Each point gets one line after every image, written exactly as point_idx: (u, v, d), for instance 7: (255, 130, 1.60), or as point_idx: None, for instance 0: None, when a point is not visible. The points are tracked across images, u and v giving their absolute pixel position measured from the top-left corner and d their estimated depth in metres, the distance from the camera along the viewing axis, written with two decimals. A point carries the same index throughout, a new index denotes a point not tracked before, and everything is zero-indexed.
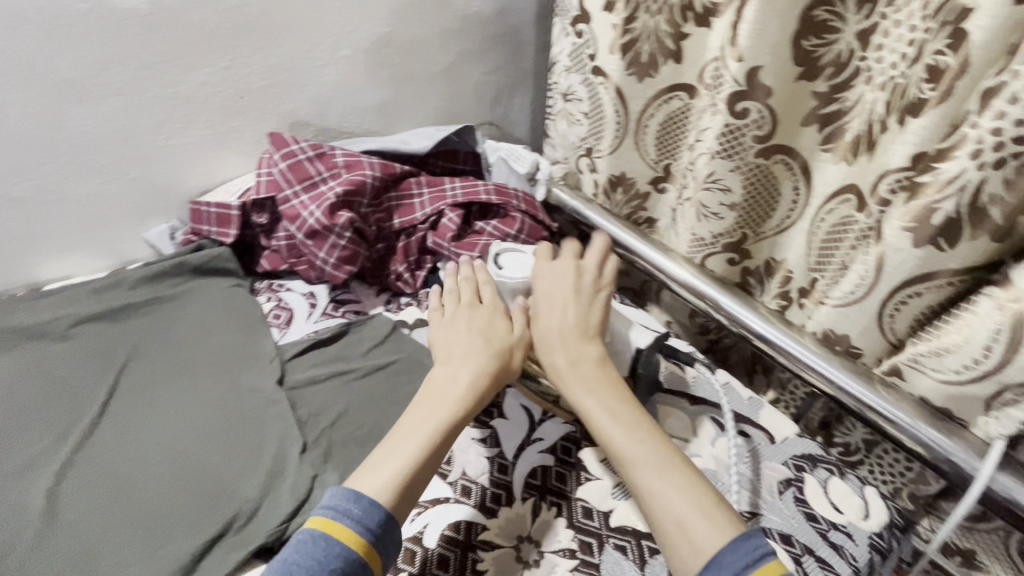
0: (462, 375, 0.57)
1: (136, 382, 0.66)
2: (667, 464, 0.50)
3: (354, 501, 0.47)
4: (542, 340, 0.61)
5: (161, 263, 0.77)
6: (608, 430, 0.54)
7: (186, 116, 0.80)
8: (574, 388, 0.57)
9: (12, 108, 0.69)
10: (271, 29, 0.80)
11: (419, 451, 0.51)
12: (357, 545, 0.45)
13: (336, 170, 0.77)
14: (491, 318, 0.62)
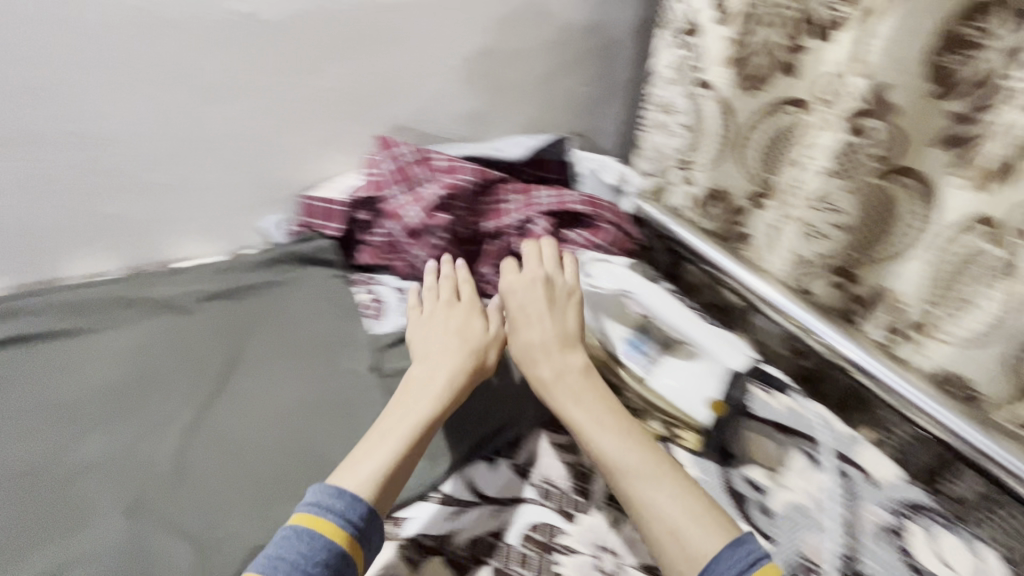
0: (437, 377, 0.59)
1: (253, 357, 0.72)
2: (657, 469, 0.52)
3: (336, 497, 0.49)
4: (518, 346, 0.63)
5: (275, 251, 0.84)
6: (595, 435, 0.55)
7: (306, 117, 0.86)
8: (559, 397, 0.58)
9: (166, 106, 0.78)
10: (388, 40, 0.86)
11: (402, 446, 0.54)
12: (341, 539, 0.47)
13: (436, 174, 0.81)
14: (466, 320, 0.65)
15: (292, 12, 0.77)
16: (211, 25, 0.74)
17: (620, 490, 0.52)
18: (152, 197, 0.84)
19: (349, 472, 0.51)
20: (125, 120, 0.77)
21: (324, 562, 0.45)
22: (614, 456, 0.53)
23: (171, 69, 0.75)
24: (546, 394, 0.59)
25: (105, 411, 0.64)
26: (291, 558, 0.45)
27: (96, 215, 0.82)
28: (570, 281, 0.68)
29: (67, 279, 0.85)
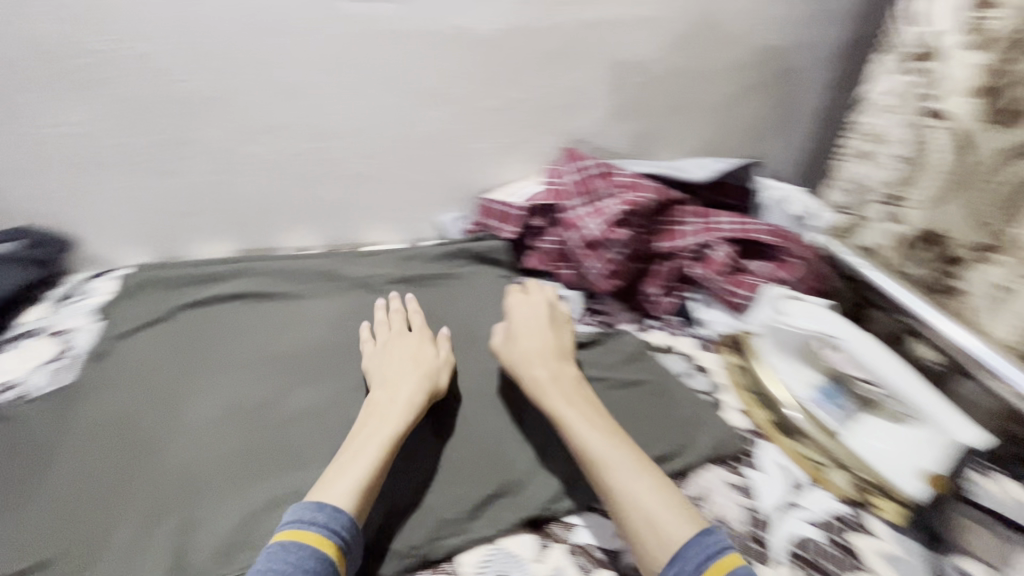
0: (400, 395, 0.62)
1: (431, 339, 0.79)
2: (634, 459, 0.55)
3: (319, 509, 0.50)
4: (517, 358, 0.67)
5: (451, 246, 0.91)
6: (579, 429, 0.58)
7: (496, 124, 0.90)
8: (554, 397, 0.62)
9: (384, 106, 0.83)
10: (583, 55, 0.87)
11: (378, 453, 0.56)
12: (328, 549, 0.48)
13: (618, 189, 0.82)
14: (422, 347, 0.70)
15: (505, 26, 0.80)
16: (434, 36, 0.79)
17: (600, 482, 0.55)
18: (354, 187, 0.91)
19: (334, 479, 0.53)
20: (345, 117, 0.83)
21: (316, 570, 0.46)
22: (598, 448, 0.56)
23: (392, 74, 0.81)
24: (536, 394, 0.63)
25: (311, 366, 0.73)
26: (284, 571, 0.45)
27: (305, 197, 0.90)
28: (565, 313, 0.75)
29: (284, 248, 0.95)
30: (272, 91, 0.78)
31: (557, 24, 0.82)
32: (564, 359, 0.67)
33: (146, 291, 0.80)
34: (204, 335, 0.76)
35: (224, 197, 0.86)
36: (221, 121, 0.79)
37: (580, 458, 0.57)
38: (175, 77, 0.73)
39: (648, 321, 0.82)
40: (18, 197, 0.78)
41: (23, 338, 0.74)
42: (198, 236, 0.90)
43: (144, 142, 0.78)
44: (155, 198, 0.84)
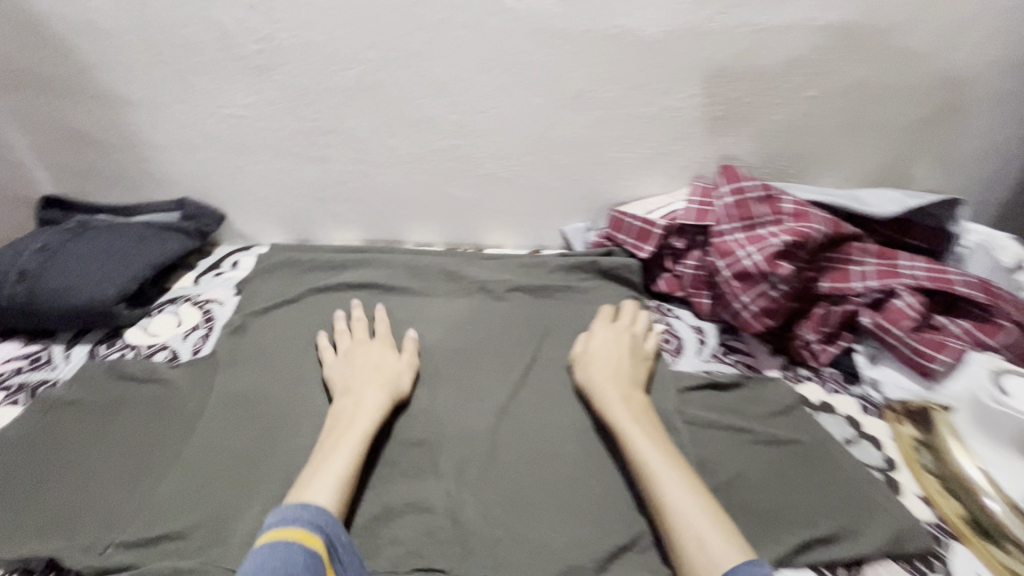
0: (366, 404, 0.61)
1: (556, 354, 0.73)
2: (689, 484, 0.52)
3: (303, 509, 0.49)
4: (584, 370, 0.66)
5: (577, 258, 0.85)
6: (636, 443, 0.57)
7: (642, 133, 0.84)
8: (613, 404, 0.61)
9: (528, 107, 0.80)
10: (753, 63, 0.78)
11: (349, 461, 0.55)
12: (312, 544, 0.46)
13: (781, 217, 0.72)
14: (384, 355, 0.68)
15: (672, 28, 0.74)
16: (594, 36, 0.74)
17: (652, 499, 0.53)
18: (486, 188, 0.88)
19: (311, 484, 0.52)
20: (489, 116, 0.80)
21: (305, 562, 0.44)
22: (653, 464, 0.54)
23: (543, 75, 0.77)
24: (599, 403, 0.62)
25: (435, 369, 0.70)
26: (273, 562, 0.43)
27: (436, 194, 0.89)
28: (653, 348, 0.70)
29: (407, 242, 0.95)
30: (422, 85, 0.77)
31: (729, 27, 0.74)
32: (634, 379, 0.65)
33: (285, 270, 0.82)
34: (322, 321, 0.75)
35: (362, 187, 0.87)
36: (371, 112, 0.79)
37: (634, 471, 0.55)
38: (336, 67, 0.75)
39: (801, 370, 0.72)
40: (185, 172, 0.84)
41: (174, 302, 0.78)
42: (332, 223, 0.92)
43: (298, 128, 0.80)
44: (300, 183, 0.86)
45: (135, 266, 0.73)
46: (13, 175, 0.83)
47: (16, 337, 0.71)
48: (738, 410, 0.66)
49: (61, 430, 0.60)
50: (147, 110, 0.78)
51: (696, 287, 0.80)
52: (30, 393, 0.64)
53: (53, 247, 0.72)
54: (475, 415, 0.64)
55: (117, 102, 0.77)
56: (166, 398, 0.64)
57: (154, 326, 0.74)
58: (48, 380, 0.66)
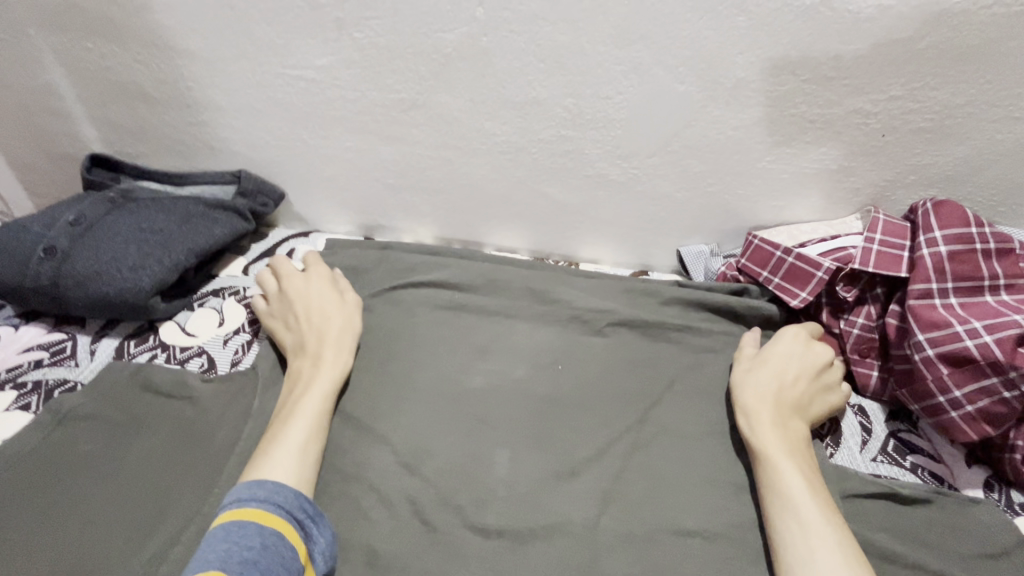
0: (324, 363, 0.55)
1: (676, 423, 0.56)
2: (845, 553, 0.42)
3: (259, 485, 0.44)
4: (745, 376, 0.55)
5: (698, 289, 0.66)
6: (787, 486, 0.46)
7: (809, 142, 0.64)
8: (765, 427, 0.50)
9: (668, 97, 0.62)
10: (995, 59, 0.56)
11: (311, 430, 0.50)
12: (272, 523, 0.42)
13: (1018, 281, 0.52)
14: (326, 296, 0.60)
15: (892, 2, 0.53)
16: (779, 8, 0.54)
17: (789, 556, 0.43)
18: (593, 192, 0.72)
19: (269, 460, 0.47)
20: (614, 104, 0.63)
21: (263, 544, 0.40)
22: (804, 516, 0.44)
23: (697, 56, 0.58)
24: (747, 421, 0.51)
25: (520, 427, 0.55)
26: (222, 551, 0.39)
27: (531, 194, 0.73)
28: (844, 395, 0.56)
29: (487, 244, 0.80)
30: (536, 57, 0.60)
31: (976, 6, 0.53)
32: (806, 407, 0.53)
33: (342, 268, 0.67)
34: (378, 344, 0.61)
35: (444, 177, 0.73)
36: (467, 87, 0.63)
37: (771, 511, 0.46)
38: (433, 26, 0.59)
39: (1014, 494, 0.52)
40: (245, 141, 0.72)
41: (217, 295, 0.66)
42: (404, 215, 0.78)
43: (378, 100, 0.66)
44: (372, 165, 0.72)
45: (176, 252, 0.62)
46: (61, 126, 0.73)
47: (44, 319, 0.62)
48: (932, 543, 0.48)
49: (72, 451, 0.50)
50: (206, 63, 0.65)
51: (860, 353, 0.60)
52: (45, 396, 0.54)
53: (89, 220, 0.61)
54: (572, 502, 0.49)
55: (172, 51, 0.64)
56: (194, 421, 0.53)
57: (192, 323, 0.63)
58: (66, 382, 0.55)
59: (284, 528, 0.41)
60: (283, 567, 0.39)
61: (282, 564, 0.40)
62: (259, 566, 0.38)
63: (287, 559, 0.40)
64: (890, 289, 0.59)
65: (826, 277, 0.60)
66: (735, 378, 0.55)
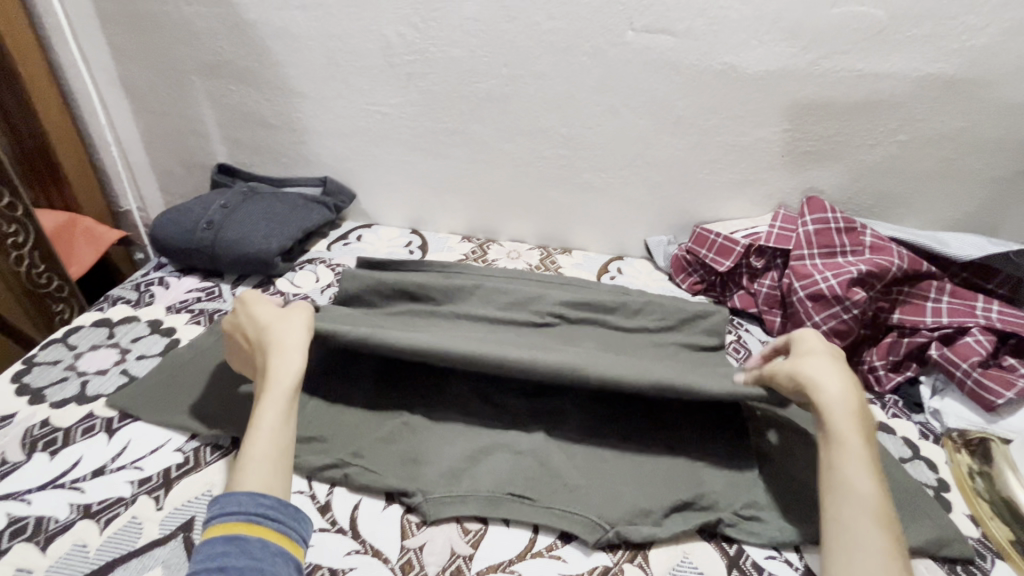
0: (278, 373, 0.57)
1: (639, 341, 0.79)
2: (886, 531, 0.47)
3: (216, 504, 0.48)
4: (821, 370, 0.57)
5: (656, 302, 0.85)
6: (855, 474, 0.50)
7: (733, 160, 0.91)
8: (848, 422, 0.53)
9: (632, 127, 0.89)
10: (848, 105, 0.84)
11: (272, 437, 0.53)
12: (230, 529, 0.47)
13: (860, 248, 0.78)
14: (264, 312, 0.65)
15: (775, 69, 0.82)
16: (702, 71, 0.83)
17: (838, 528, 0.48)
18: (583, 195, 0.99)
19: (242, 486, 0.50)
20: (595, 132, 0.91)
21: (225, 552, 0.45)
22: (871, 503, 0.49)
23: (651, 101, 0.87)
24: (829, 412, 0.54)
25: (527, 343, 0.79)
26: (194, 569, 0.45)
27: (536, 196, 1.00)
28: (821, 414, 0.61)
29: (503, 235, 1.07)
30: (542, 100, 0.88)
31: (830, 72, 0.81)
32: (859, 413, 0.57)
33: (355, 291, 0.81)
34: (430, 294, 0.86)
35: (474, 182, 1.00)
36: (494, 120, 0.92)
37: (835, 485, 0.51)
38: (473, 79, 0.88)
39: (863, 392, 0.77)
40: (332, 155, 1.00)
41: (312, 262, 0.93)
42: (442, 211, 1.05)
43: (431, 128, 0.94)
44: (422, 173, 1.00)
45: (290, 228, 0.89)
46: (198, 144, 1.02)
47: (195, 274, 0.88)
48: None
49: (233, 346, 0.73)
50: (313, 100, 0.94)
51: (768, 306, 0.86)
52: (209, 317, 0.79)
53: (232, 205, 0.89)
54: (565, 381, 0.71)
55: (291, 92, 0.93)
56: None
57: (299, 280, 0.89)
58: (220, 310, 0.81)
59: (242, 531, 0.47)
60: (252, 557, 0.46)
61: (247, 559, 0.45)
62: (225, 569, 0.44)
63: (252, 553, 0.46)
64: (786, 259, 0.85)
65: (742, 250, 0.87)
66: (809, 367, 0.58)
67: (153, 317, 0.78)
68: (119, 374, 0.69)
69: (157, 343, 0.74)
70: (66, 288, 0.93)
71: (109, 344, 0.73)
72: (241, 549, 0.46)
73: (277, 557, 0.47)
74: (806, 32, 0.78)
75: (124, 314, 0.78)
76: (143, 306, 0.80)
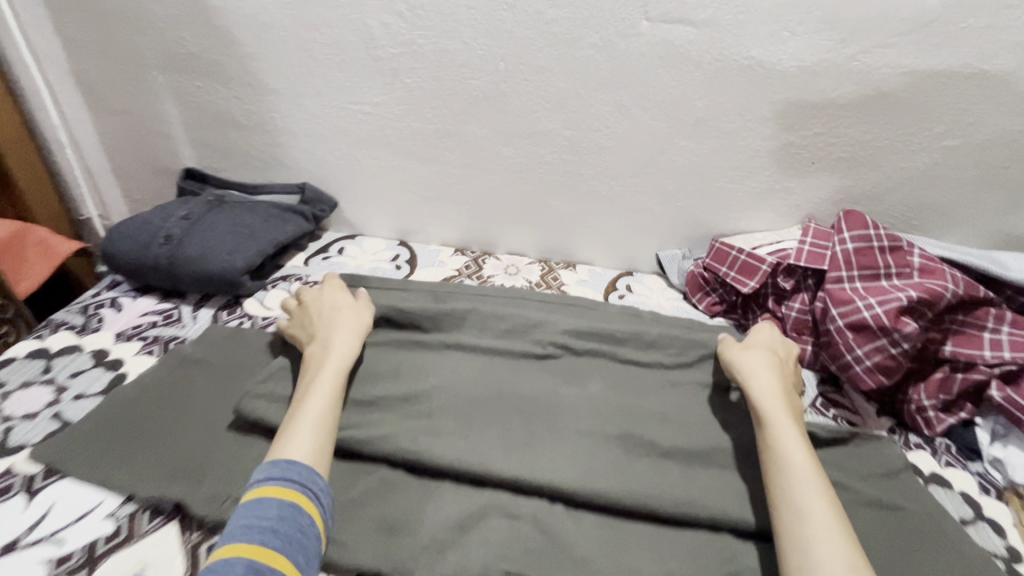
0: (338, 350, 0.62)
1: (652, 376, 0.70)
2: (825, 493, 0.50)
3: (278, 465, 0.49)
4: (755, 366, 0.63)
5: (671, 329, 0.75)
6: (790, 446, 0.54)
7: (758, 167, 0.82)
8: (773, 403, 0.59)
9: (645, 130, 0.80)
10: (890, 106, 0.74)
11: (326, 406, 0.56)
12: (287, 495, 0.47)
13: (907, 269, 0.68)
14: (340, 297, 0.70)
15: (809, 64, 0.72)
16: (725, 67, 0.73)
17: (786, 506, 0.50)
18: (589, 205, 0.89)
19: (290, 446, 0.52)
20: (603, 135, 0.81)
21: (280, 515, 0.45)
22: (804, 469, 0.52)
23: (666, 100, 0.77)
24: (761, 397, 0.60)
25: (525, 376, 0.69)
26: (243, 524, 0.44)
27: (536, 205, 0.90)
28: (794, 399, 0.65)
29: (500, 247, 0.97)
30: (543, 99, 0.79)
31: (871, 68, 0.71)
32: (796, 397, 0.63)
33: None
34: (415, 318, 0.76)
35: (467, 190, 0.90)
36: (490, 121, 0.82)
37: (771, 458, 0.54)
38: (466, 75, 0.78)
39: (911, 436, 0.67)
40: (310, 160, 0.90)
41: (286, 280, 0.83)
42: (432, 221, 0.95)
43: (420, 130, 0.84)
44: (409, 179, 0.90)
45: (260, 242, 0.79)
46: (163, 146, 0.92)
47: (153, 294, 0.78)
48: (843, 466, 0.62)
49: (188, 384, 0.63)
50: (287, 98, 0.84)
51: (798, 332, 0.76)
52: (163, 346, 0.69)
53: (194, 216, 0.79)
54: (569, 424, 0.62)
55: (263, 90, 0.83)
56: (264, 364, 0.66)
57: (270, 300, 0.79)
58: (177, 337, 0.71)
59: (300, 500, 0.47)
60: (301, 532, 0.45)
61: (297, 530, 0.45)
62: (278, 532, 0.44)
63: (303, 526, 0.45)
64: (819, 279, 0.75)
65: (769, 269, 0.76)
66: (744, 366, 0.64)
67: (98, 347, 0.68)
68: (50, 419, 0.59)
69: (100, 379, 0.64)
70: (11, 309, 0.83)
71: (44, 381, 0.63)
72: (293, 518, 0.46)
73: (317, 542, 0.46)
74: (846, 23, 0.68)
75: (65, 343, 0.68)
76: (89, 333, 0.70)
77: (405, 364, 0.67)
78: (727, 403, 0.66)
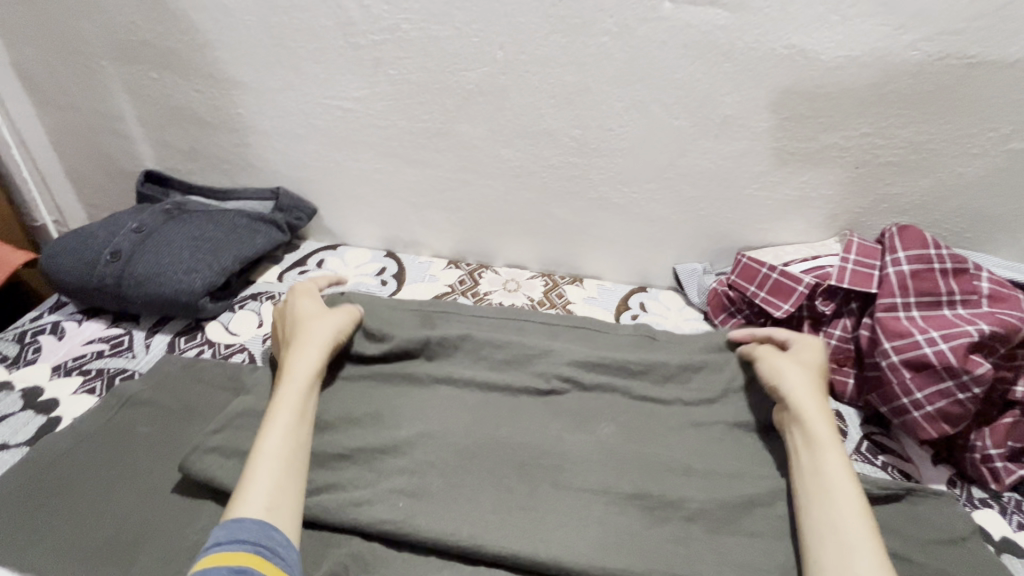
0: (296, 367, 0.54)
1: (672, 417, 0.60)
2: (871, 533, 0.44)
3: (224, 529, 0.41)
4: (797, 378, 0.56)
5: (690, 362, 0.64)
6: (835, 472, 0.48)
7: (792, 172, 0.71)
8: (820, 422, 0.52)
9: (663, 129, 0.69)
10: (950, 103, 0.64)
11: (282, 440, 0.48)
12: (236, 560, 0.39)
13: (973, 296, 0.59)
14: (308, 305, 0.63)
15: (858, 54, 0.62)
16: (759, 57, 0.63)
17: (824, 532, 0.45)
18: (598, 213, 0.79)
19: (245, 491, 0.44)
20: (615, 136, 0.71)
21: None
22: (851, 501, 0.46)
23: (689, 96, 0.66)
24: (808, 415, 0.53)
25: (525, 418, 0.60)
26: None
27: (539, 214, 0.80)
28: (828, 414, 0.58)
29: (497, 258, 0.87)
30: (547, 94, 0.68)
31: (931, 59, 0.61)
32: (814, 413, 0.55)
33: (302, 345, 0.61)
34: None
35: (461, 197, 0.80)
36: (486, 119, 0.72)
37: (813, 484, 0.48)
38: (459, 66, 0.68)
39: (974, 490, 0.58)
40: (285, 162, 0.80)
41: (256, 298, 0.73)
42: (422, 230, 0.85)
43: (407, 129, 0.74)
44: (395, 184, 0.80)
45: (225, 258, 0.70)
46: (120, 146, 0.82)
47: (103, 317, 0.69)
48: (898, 529, 0.52)
49: (131, 430, 0.54)
50: (256, 93, 0.73)
51: (838, 362, 0.66)
52: (108, 382, 0.60)
53: (148, 229, 0.70)
54: (577, 481, 0.53)
55: (228, 82, 0.73)
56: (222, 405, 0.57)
57: (235, 323, 0.69)
58: (126, 370, 0.62)
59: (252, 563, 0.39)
60: None
61: None
62: None
63: None
64: (863, 304, 0.66)
65: (806, 291, 0.67)
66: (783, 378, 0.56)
67: (31, 385, 0.59)
68: None
69: (28, 426, 0.55)
70: None
71: None
72: None
73: None
74: (905, 6, 0.58)
75: None
76: (22, 367, 0.61)
77: (386, 404, 0.58)
78: (761, 453, 0.57)
